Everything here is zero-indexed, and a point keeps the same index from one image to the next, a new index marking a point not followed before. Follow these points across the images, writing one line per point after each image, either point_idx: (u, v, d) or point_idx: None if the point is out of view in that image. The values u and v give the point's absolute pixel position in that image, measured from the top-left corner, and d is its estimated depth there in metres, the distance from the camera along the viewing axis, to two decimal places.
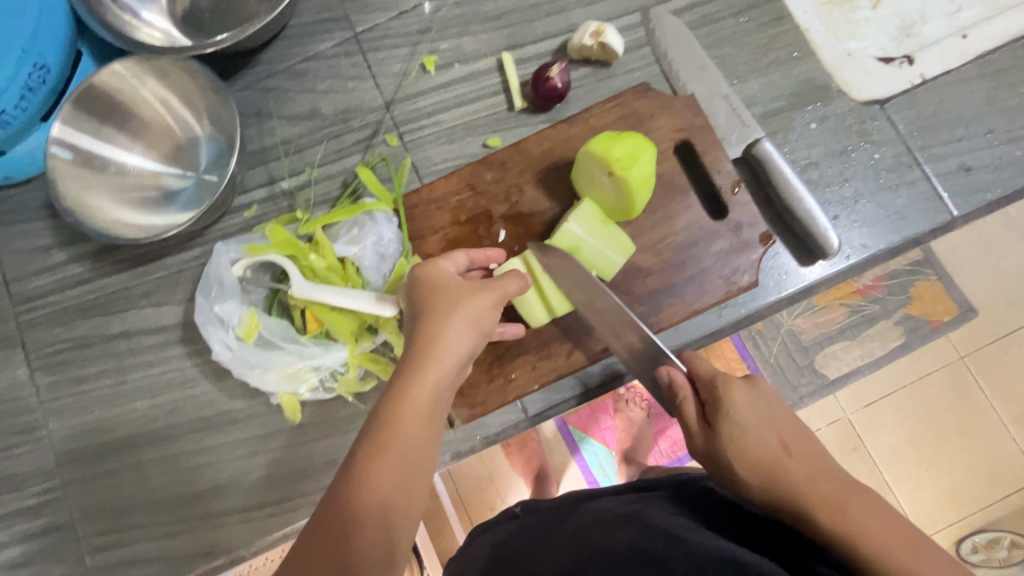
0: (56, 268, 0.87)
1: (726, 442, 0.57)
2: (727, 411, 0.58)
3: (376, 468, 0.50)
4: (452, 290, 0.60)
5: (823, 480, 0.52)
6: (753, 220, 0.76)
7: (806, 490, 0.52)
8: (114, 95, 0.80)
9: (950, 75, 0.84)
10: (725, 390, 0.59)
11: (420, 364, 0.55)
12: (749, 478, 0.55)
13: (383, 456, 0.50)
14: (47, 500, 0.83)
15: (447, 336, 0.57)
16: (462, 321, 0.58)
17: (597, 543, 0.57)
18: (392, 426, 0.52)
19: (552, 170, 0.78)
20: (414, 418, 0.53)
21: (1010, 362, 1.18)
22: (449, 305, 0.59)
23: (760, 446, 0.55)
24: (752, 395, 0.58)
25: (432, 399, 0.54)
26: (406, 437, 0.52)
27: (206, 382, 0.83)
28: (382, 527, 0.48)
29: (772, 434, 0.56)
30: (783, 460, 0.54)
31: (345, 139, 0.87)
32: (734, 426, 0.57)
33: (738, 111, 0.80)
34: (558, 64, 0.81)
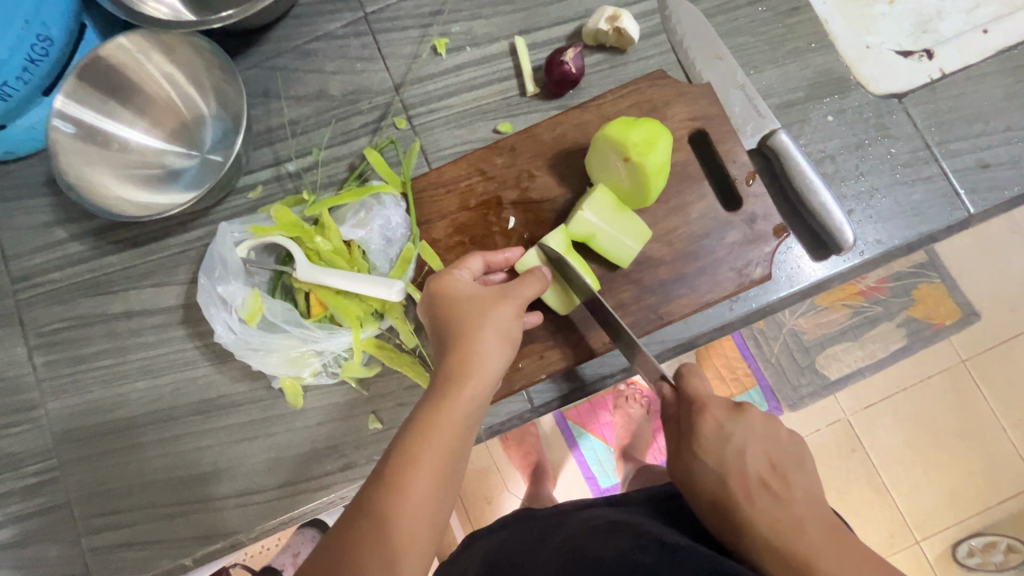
0: (56, 246, 0.85)
1: (692, 466, 0.58)
2: (699, 439, 0.58)
3: (408, 476, 0.48)
4: (486, 301, 0.60)
5: (781, 521, 0.52)
6: (768, 213, 0.74)
7: (757, 528, 0.52)
8: (119, 70, 0.79)
9: (970, 71, 0.82)
10: (701, 415, 0.59)
11: (456, 378, 0.55)
12: (706, 503, 0.57)
13: (416, 465, 0.49)
14: (44, 481, 0.82)
15: (482, 350, 0.57)
16: (495, 334, 0.58)
17: (590, 554, 0.56)
18: (426, 435, 0.51)
19: (563, 156, 0.77)
20: (449, 429, 0.52)
21: (1012, 366, 1.16)
22: (483, 318, 0.59)
23: (722, 476, 0.56)
24: (727, 424, 0.57)
25: (467, 412, 0.53)
26: (439, 447, 0.50)
27: (207, 364, 0.82)
28: (411, 539, 0.46)
29: (739, 465, 0.56)
30: (747, 492, 0.54)
31: (353, 121, 0.85)
32: (700, 452, 0.57)
33: (754, 101, 0.78)
34: (573, 48, 0.79)
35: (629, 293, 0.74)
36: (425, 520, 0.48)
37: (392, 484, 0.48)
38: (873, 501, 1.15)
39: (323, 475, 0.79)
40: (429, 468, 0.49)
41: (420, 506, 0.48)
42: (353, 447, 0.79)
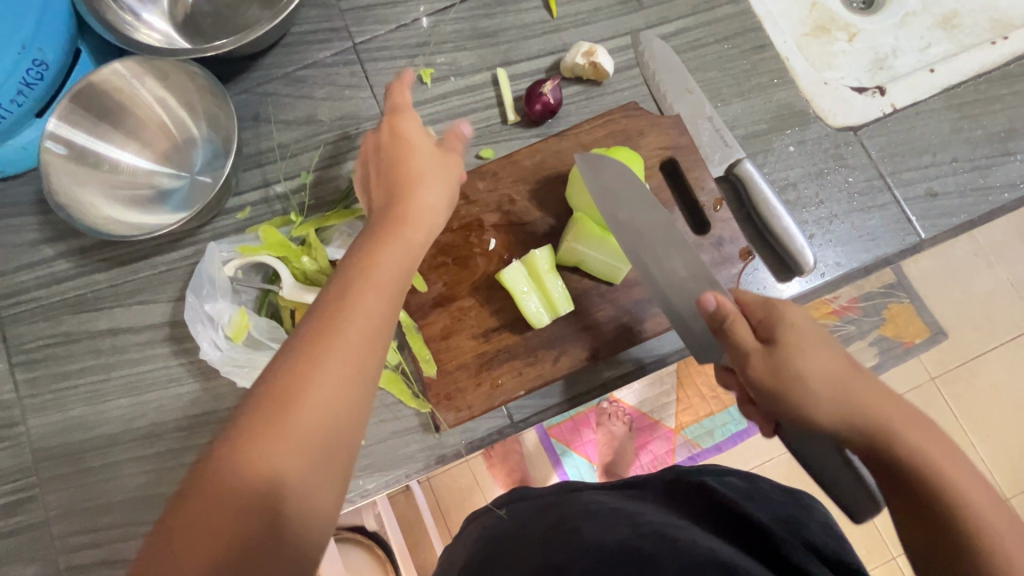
0: (42, 264, 0.86)
1: (792, 361, 0.57)
2: (789, 322, 0.60)
3: (348, 295, 0.48)
4: (430, 158, 0.62)
5: (895, 403, 0.55)
6: (734, 236, 0.79)
7: (878, 409, 0.54)
8: (113, 94, 0.81)
9: (919, 106, 0.89)
10: (788, 311, 0.60)
11: (396, 216, 0.57)
12: (819, 389, 0.56)
13: (360, 289, 0.49)
14: (22, 499, 0.81)
15: (420, 194, 0.59)
16: (434, 181, 0.61)
17: (588, 537, 0.60)
18: (368, 267, 0.51)
19: (543, 182, 0.81)
20: (388, 258, 0.53)
21: (974, 385, 1.34)
22: (426, 164, 0.61)
23: (829, 366, 0.56)
24: (803, 315, 0.61)
25: (409, 248, 0.55)
26: (382, 275, 0.51)
27: (192, 381, 0.83)
28: (357, 351, 0.46)
29: (835, 354, 0.58)
30: (850, 376, 0.56)
31: (341, 145, 0.89)
32: (796, 343, 0.58)
33: (721, 132, 0.84)
34: (551, 81, 0.84)
35: (604, 312, 0.78)
36: (372, 337, 0.47)
37: (334, 305, 0.48)
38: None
39: None
40: (371, 288, 0.49)
41: (367, 326, 0.47)
42: None
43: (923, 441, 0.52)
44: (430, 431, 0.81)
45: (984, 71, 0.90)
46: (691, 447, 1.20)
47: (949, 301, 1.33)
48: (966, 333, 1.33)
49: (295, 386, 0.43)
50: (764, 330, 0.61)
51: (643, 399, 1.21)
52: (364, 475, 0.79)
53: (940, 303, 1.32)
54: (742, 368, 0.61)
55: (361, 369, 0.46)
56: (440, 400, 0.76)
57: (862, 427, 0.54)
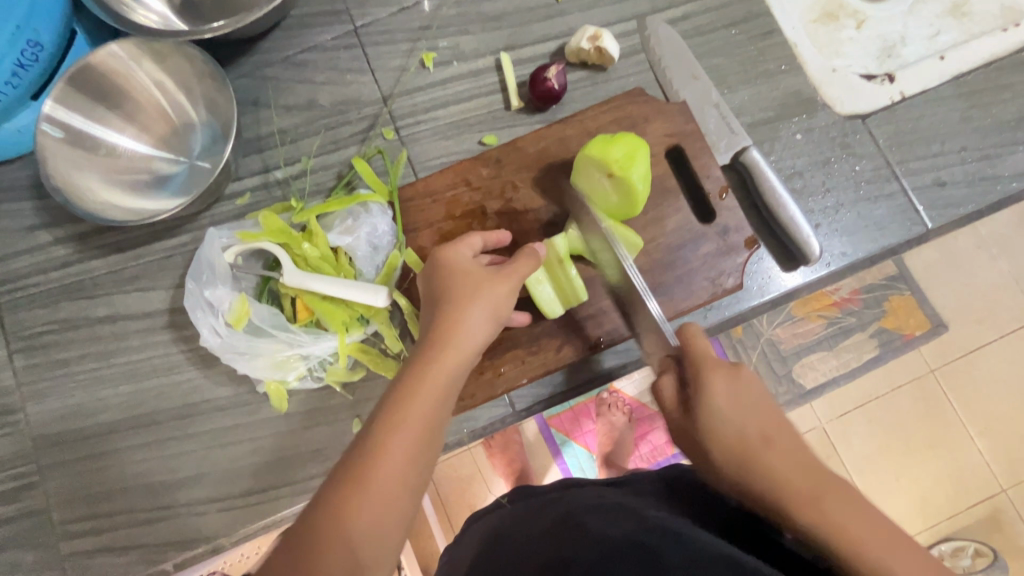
0: (39, 250, 0.85)
1: (705, 430, 0.58)
2: (707, 398, 0.59)
3: (385, 437, 0.52)
4: (478, 277, 0.65)
5: (807, 476, 0.53)
6: (740, 225, 0.78)
7: (784, 487, 0.53)
8: (110, 77, 0.80)
9: (928, 94, 0.88)
10: (709, 374, 0.59)
11: (439, 345, 0.59)
12: (728, 465, 0.57)
13: (395, 432, 0.52)
14: (23, 486, 0.81)
15: (466, 325, 0.61)
16: (483, 307, 0.63)
17: (592, 533, 0.60)
18: (404, 404, 0.54)
19: (546, 169, 0.80)
20: (427, 396, 0.56)
21: (973, 376, 1.34)
22: (475, 288, 0.63)
23: (744, 443, 0.56)
24: (733, 376, 0.59)
25: (443, 384, 0.57)
26: (417, 415, 0.54)
27: (192, 368, 0.82)
28: (391, 498, 0.50)
29: (751, 422, 0.57)
30: (761, 447, 0.56)
31: (342, 130, 0.87)
32: (711, 410, 0.58)
33: (727, 119, 0.83)
34: (556, 65, 0.83)
35: (608, 301, 0.77)
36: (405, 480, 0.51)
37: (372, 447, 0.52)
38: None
39: (307, 479, 0.79)
40: (407, 429, 0.53)
41: (399, 472, 0.51)
42: (336, 451, 0.80)
43: (833, 518, 0.51)
44: None
45: (994, 59, 0.89)
46: None
47: (951, 293, 1.33)
48: (967, 325, 1.33)
49: (332, 526, 0.48)
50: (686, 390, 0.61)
51: (643, 390, 1.20)
52: None
53: (941, 294, 1.32)
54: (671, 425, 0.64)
55: (392, 507, 0.50)
56: None
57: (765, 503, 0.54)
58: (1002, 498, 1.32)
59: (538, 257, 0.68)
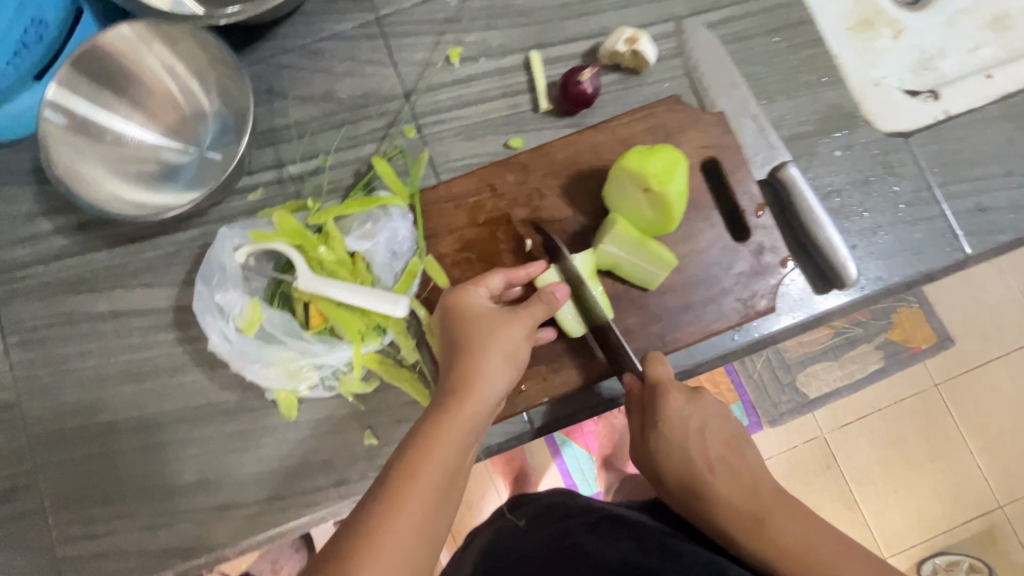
0: (39, 238, 0.81)
1: (663, 463, 0.64)
2: (658, 425, 0.63)
3: (402, 491, 0.50)
4: (493, 319, 0.63)
5: (750, 498, 0.59)
6: (775, 245, 0.75)
7: (727, 509, 0.59)
8: (118, 59, 0.75)
9: (973, 114, 0.84)
10: (663, 406, 0.63)
11: (458, 393, 0.58)
12: (675, 488, 0.63)
13: (410, 484, 0.50)
14: (18, 485, 0.78)
15: (486, 371, 0.59)
16: (502, 353, 0.61)
17: (590, 554, 0.62)
18: (423, 455, 0.53)
19: (576, 177, 0.76)
20: (447, 446, 0.54)
21: (980, 395, 1.32)
22: (493, 332, 0.62)
23: (690, 467, 0.62)
24: (685, 408, 0.63)
25: (464, 435, 0.55)
26: (437, 464, 0.52)
27: (197, 370, 0.79)
28: (403, 554, 0.47)
29: (699, 451, 0.62)
30: (712, 473, 0.61)
31: (360, 126, 0.83)
32: (665, 445, 0.63)
33: (766, 133, 0.80)
34: (590, 68, 0.79)
35: (636, 319, 0.74)
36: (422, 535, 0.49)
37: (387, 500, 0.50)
38: (842, 516, 1.29)
39: (314, 490, 0.77)
40: (425, 482, 0.51)
41: (416, 527, 0.49)
42: (346, 462, 0.77)
43: (775, 539, 0.55)
44: None
45: None
46: None
47: (963, 312, 1.31)
48: (980, 346, 1.32)
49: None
50: (645, 421, 0.65)
51: None
52: (376, 475, 0.76)
53: (954, 313, 1.31)
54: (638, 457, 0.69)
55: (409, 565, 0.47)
56: None
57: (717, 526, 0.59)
58: (998, 515, 1.30)
59: (557, 304, 0.66)
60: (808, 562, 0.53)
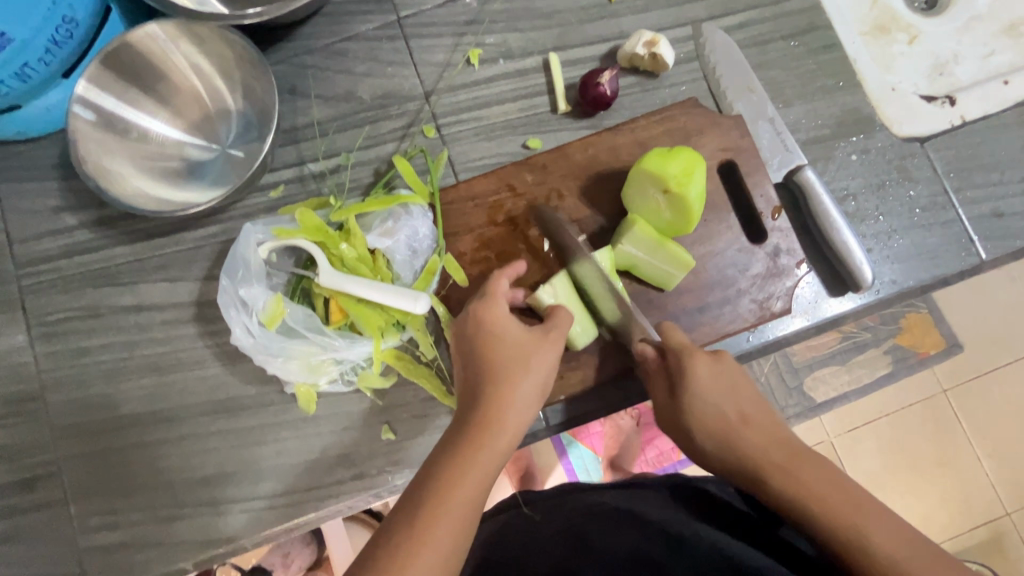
0: (65, 233, 0.83)
1: (689, 421, 0.64)
2: (686, 380, 0.64)
3: (429, 527, 0.49)
4: (528, 347, 0.62)
5: (773, 451, 0.59)
6: (792, 247, 0.75)
7: (757, 460, 0.59)
8: (145, 57, 0.76)
9: (989, 120, 0.85)
10: (686, 365, 0.64)
11: (489, 425, 0.56)
12: (701, 442, 0.63)
13: (437, 518, 0.50)
14: (40, 475, 0.79)
15: (518, 403, 0.58)
16: (533, 382, 0.60)
17: (596, 545, 0.62)
18: (450, 486, 0.52)
19: (594, 178, 0.77)
20: (475, 481, 0.52)
21: (988, 401, 1.33)
22: (528, 361, 0.61)
23: (716, 421, 0.62)
24: (707, 367, 0.63)
25: (492, 469, 0.54)
26: (463, 498, 0.51)
27: (218, 364, 0.80)
28: None
29: (724, 405, 0.63)
30: (736, 430, 0.61)
31: (381, 125, 0.84)
32: (693, 405, 0.63)
33: (782, 136, 0.80)
34: (609, 70, 0.80)
35: (653, 319, 0.75)
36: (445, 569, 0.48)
37: (414, 528, 0.49)
38: None
39: (331, 484, 0.78)
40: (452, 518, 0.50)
41: (439, 563, 0.48)
42: (364, 457, 0.78)
43: (796, 487, 0.56)
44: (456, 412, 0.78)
45: None
46: None
47: (974, 318, 1.32)
48: (989, 351, 1.32)
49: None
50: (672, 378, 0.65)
51: None
52: (393, 470, 0.77)
53: (964, 319, 1.31)
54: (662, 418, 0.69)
55: None
56: None
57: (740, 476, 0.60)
58: (1005, 522, 1.30)
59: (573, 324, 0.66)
60: (835, 506, 0.53)
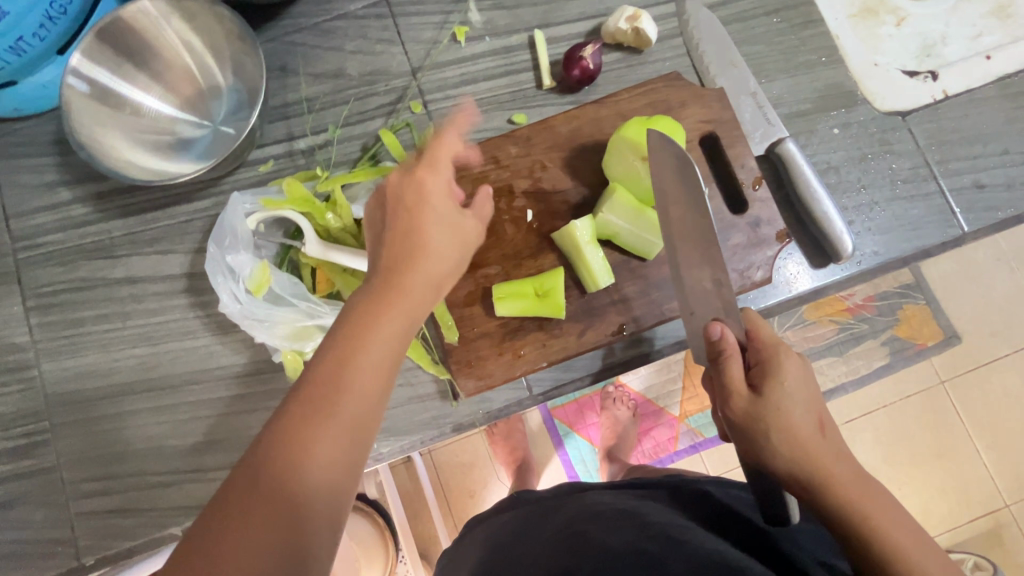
0: (60, 207, 0.84)
1: (773, 413, 0.57)
2: (779, 376, 0.58)
3: (349, 365, 0.46)
4: (443, 208, 0.58)
5: (845, 463, 0.56)
6: (772, 218, 0.76)
7: (837, 472, 0.55)
8: (138, 33, 0.78)
9: (972, 94, 0.85)
10: (786, 363, 0.58)
11: (406, 266, 0.54)
12: (780, 440, 0.56)
13: (351, 360, 0.47)
14: (34, 443, 0.80)
15: (432, 247, 0.56)
16: (449, 229, 0.58)
17: (593, 541, 0.58)
18: (366, 327, 0.49)
19: (576, 149, 0.78)
20: (391, 319, 0.50)
21: (984, 386, 1.32)
22: (440, 218, 0.57)
23: (801, 423, 0.57)
24: (801, 370, 0.59)
25: (412, 306, 0.52)
26: (381, 337, 0.49)
27: (208, 334, 0.82)
28: (343, 434, 0.44)
29: (811, 410, 0.58)
30: (820, 438, 0.57)
31: (369, 101, 0.86)
32: (784, 401, 0.57)
33: (764, 109, 0.80)
34: (592, 45, 0.81)
35: (634, 288, 0.76)
36: (348, 439, 0.44)
37: (331, 385, 0.45)
38: None
39: None
40: (366, 364, 0.47)
41: (359, 409, 0.45)
42: None
43: (861, 504, 0.54)
44: (448, 399, 0.80)
45: None
46: (694, 436, 1.26)
47: (967, 303, 1.32)
48: (984, 336, 1.32)
49: (251, 519, 0.40)
50: (759, 373, 0.59)
51: (649, 386, 1.25)
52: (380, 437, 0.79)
53: (958, 304, 1.32)
54: (723, 403, 0.60)
55: (342, 458, 0.44)
56: (460, 367, 0.75)
57: (813, 483, 0.55)
58: (1005, 513, 1.30)
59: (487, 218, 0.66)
60: (899, 534, 0.53)
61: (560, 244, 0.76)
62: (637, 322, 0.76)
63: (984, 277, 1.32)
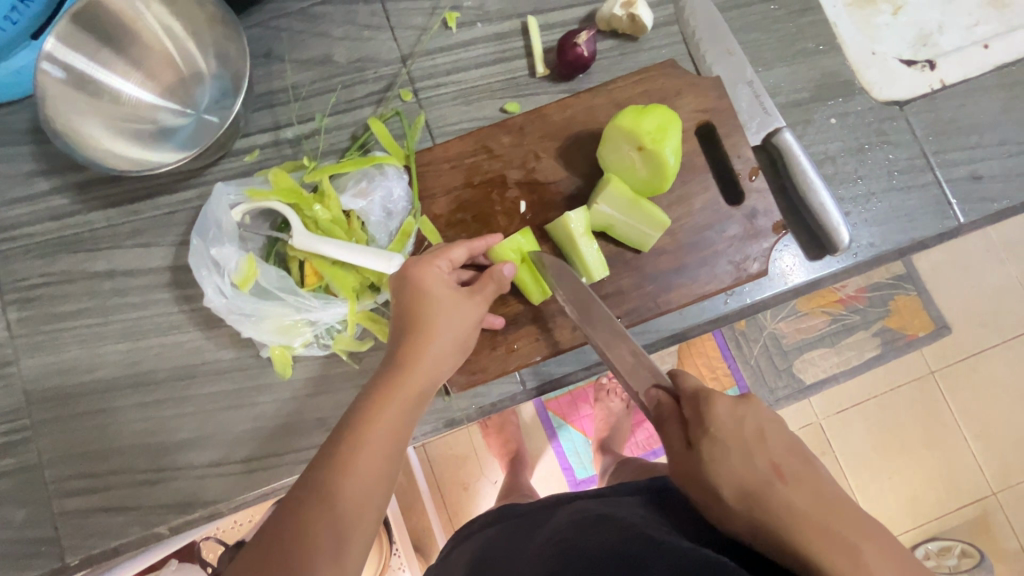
0: (38, 198, 0.82)
1: (709, 471, 0.48)
2: (708, 424, 0.49)
3: (356, 456, 0.52)
4: (450, 301, 0.62)
5: (814, 518, 0.44)
6: (768, 209, 0.75)
7: (803, 531, 0.44)
8: (115, 16, 0.75)
9: (969, 84, 0.84)
10: (713, 407, 0.50)
11: (409, 360, 0.59)
12: (726, 503, 0.47)
13: (357, 449, 0.52)
14: (14, 440, 0.78)
15: (437, 346, 0.60)
16: (455, 328, 0.62)
17: (575, 549, 0.55)
18: (370, 420, 0.54)
19: (570, 140, 0.77)
20: (393, 414, 0.56)
21: (974, 376, 1.33)
22: (449, 313, 0.62)
23: (745, 476, 0.47)
24: (740, 410, 0.50)
25: (414, 400, 0.58)
26: (384, 429, 0.55)
27: (194, 329, 0.80)
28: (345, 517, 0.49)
29: (759, 458, 0.47)
30: (777, 489, 0.46)
31: (357, 89, 0.83)
32: (716, 454, 0.48)
33: (761, 99, 0.79)
34: (587, 31, 0.79)
35: (628, 280, 0.75)
36: (344, 520, 0.49)
37: (335, 471, 0.51)
38: None
39: (309, 448, 0.78)
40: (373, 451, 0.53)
41: (359, 492, 0.51)
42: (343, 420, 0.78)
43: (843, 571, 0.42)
44: (441, 395, 0.79)
45: None
46: None
47: (959, 294, 1.32)
48: (975, 327, 1.32)
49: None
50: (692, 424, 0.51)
51: None
52: None
53: (951, 294, 1.32)
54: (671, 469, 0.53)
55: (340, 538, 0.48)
56: None
57: (778, 547, 0.45)
58: (992, 501, 1.31)
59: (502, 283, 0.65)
60: None
61: (553, 235, 0.74)
62: (632, 315, 0.75)
63: (976, 268, 1.32)
